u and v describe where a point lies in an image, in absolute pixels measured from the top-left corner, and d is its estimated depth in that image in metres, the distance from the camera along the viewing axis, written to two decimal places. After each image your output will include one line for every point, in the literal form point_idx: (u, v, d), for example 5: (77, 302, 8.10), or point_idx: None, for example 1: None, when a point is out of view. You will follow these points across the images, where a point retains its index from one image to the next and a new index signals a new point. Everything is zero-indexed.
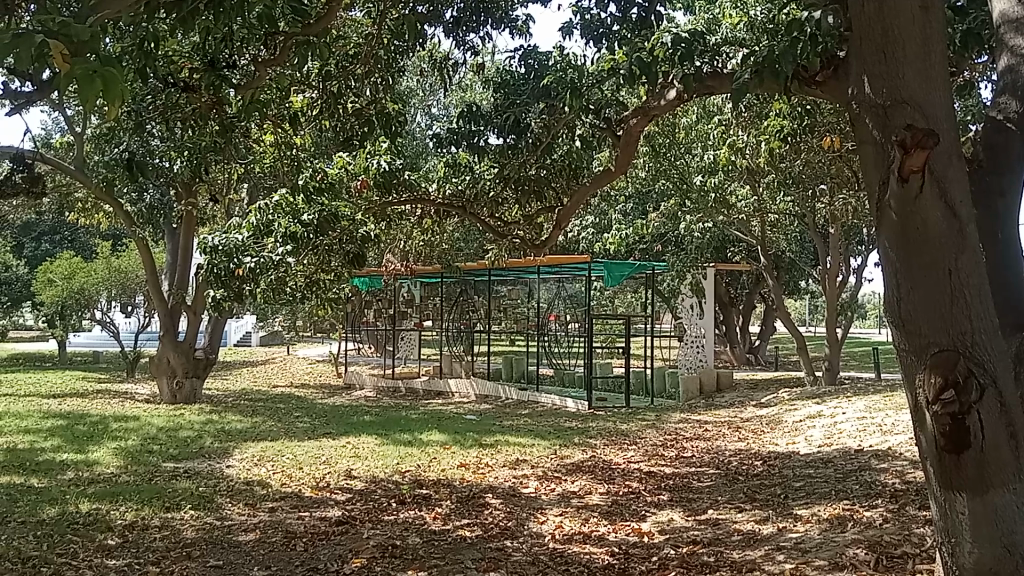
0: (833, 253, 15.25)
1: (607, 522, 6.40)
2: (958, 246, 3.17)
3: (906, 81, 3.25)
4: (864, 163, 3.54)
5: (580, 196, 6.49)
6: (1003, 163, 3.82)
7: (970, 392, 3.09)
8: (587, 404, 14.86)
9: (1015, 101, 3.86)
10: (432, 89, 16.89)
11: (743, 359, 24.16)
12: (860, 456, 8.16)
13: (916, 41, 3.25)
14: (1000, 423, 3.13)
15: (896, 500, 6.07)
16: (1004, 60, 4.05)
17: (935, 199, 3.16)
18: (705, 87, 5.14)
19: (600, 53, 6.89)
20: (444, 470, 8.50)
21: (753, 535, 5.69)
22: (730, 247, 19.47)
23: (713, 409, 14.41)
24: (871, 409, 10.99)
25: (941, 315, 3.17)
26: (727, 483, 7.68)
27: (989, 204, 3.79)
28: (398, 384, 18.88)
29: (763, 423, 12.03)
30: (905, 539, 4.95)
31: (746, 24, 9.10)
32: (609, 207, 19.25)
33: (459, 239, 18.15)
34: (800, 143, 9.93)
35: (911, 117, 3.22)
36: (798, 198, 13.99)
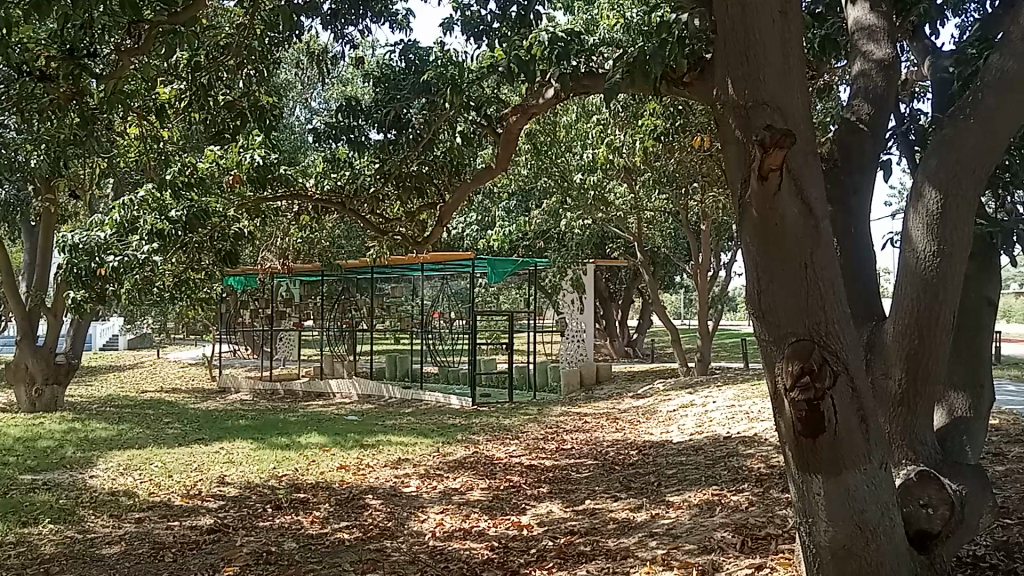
0: (705, 248, 15.85)
1: (487, 517, 6.42)
2: (812, 242, 3.31)
3: (767, 84, 3.37)
4: (728, 162, 3.66)
5: (462, 191, 6.44)
6: (855, 162, 4.12)
7: (824, 378, 3.24)
8: (470, 401, 14.89)
9: (868, 105, 4.27)
10: (310, 82, 16.53)
11: (621, 352, 24.85)
12: (728, 442, 8.50)
13: (775, 45, 3.37)
14: (851, 408, 3.29)
15: (760, 484, 6.34)
16: (858, 66, 4.47)
17: (791, 196, 3.27)
18: (580, 87, 5.23)
19: (481, 50, 6.91)
20: (323, 473, 8.34)
21: (628, 522, 5.84)
22: (609, 244, 19.95)
23: (593, 401, 14.69)
24: (739, 397, 11.47)
25: (800, 306, 3.31)
26: (605, 473, 7.84)
27: (843, 200, 4.04)
28: (275, 386, 18.43)
29: (640, 413, 12.36)
30: (769, 520, 5.18)
31: (622, 25, 9.28)
32: (491, 205, 19.35)
33: (338, 236, 17.85)
34: (672, 143, 10.25)
35: (770, 118, 3.35)
36: (672, 196, 14.44)
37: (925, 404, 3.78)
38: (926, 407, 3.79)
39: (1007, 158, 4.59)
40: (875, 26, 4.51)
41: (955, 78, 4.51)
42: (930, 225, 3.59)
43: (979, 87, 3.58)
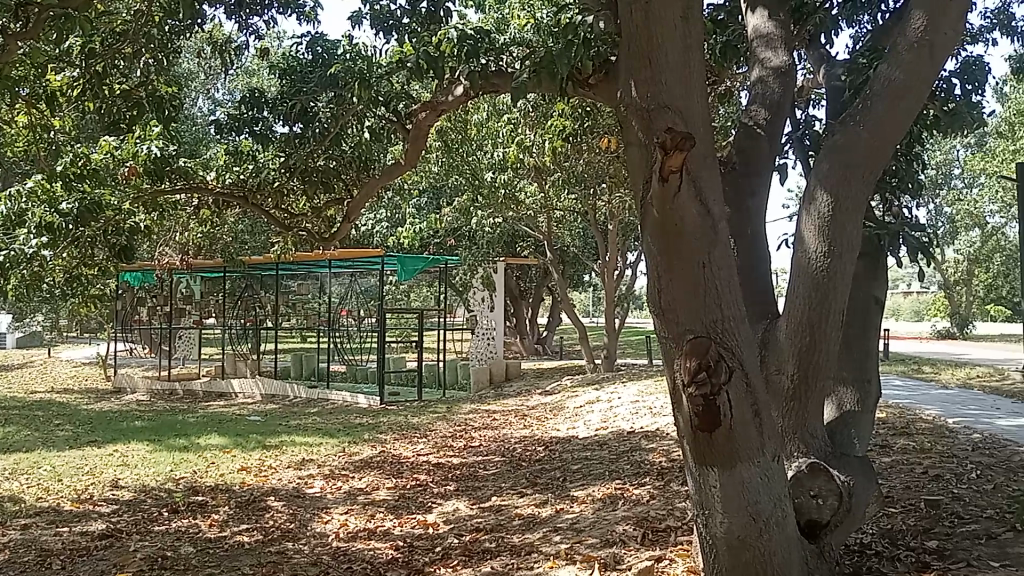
0: (612, 248, 16.12)
1: (392, 517, 6.38)
2: (710, 242, 3.39)
3: (668, 88, 3.43)
4: (631, 164, 3.72)
5: (369, 188, 6.34)
6: (752, 166, 4.26)
7: (720, 374, 3.33)
8: (378, 399, 14.76)
9: (764, 111, 4.42)
10: (214, 73, 16.05)
11: (531, 350, 25.04)
12: (632, 437, 8.68)
13: (677, 51, 3.41)
14: (745, 403, 3.38)
15: (661, 477, 6.49)
16: (756, 72, 4.62)
17: (690, 197, 3.34)
18: (489, 85, 5.24)
19: (390, 44, 6.84)
20: (223, 475, 8.13)
21: (533, 518, 5.90)
22: (520, 243, 20.07)
23: (501, 399, 14.76)
24: (644, 393, 11.72)
25: (698, 304, 3.38)
26: (511, 470, 7.89)
27: (741, 203, 4.18)
28: (174, 386, 17.84)
29: (547, 410, 12.50)
30: (669, 513, 5.30)
31: (532, 25, 9.33)
32: (401, 202, 19.20)
33: (242, 231, 17.40)
34: (580, 144, 10.35)
35: (671, 121, 3.40)
36: (581, 195, 14.63)
37: (816, 399, 3.92)
38: (816, 402, 3.93)
39: (893, 163, 4.82)
40: (772, 34, 4.66)
41: (847, 86, 4.71)
42: (821, 227, 3.73)
43: (867, 96, 3.74)
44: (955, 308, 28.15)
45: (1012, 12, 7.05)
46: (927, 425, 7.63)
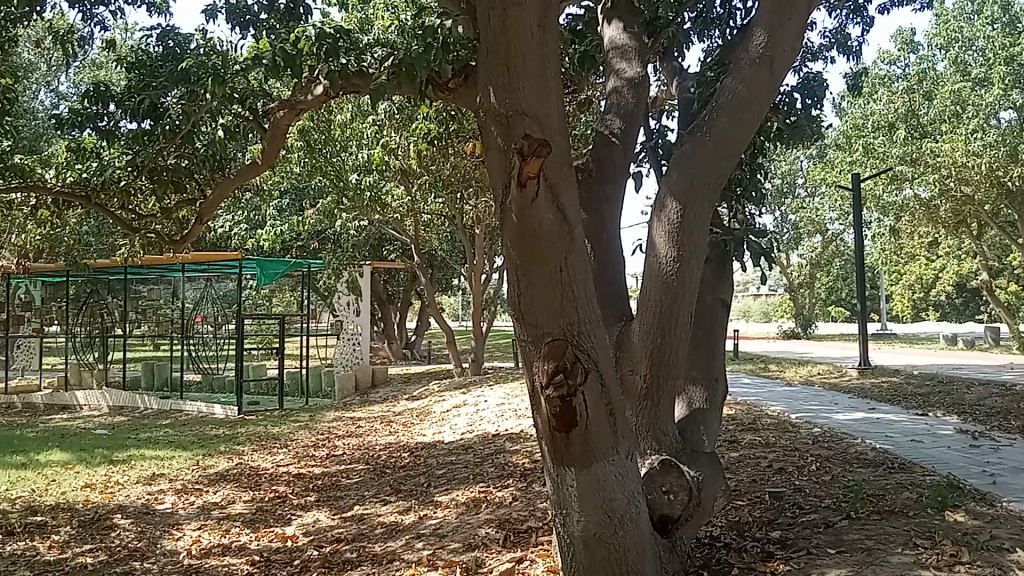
0: (479, 252, 16.20)
1: (249, 530, 6.17)
2: (568, 246, 3.39)
3: (525, 95, 3.40)
4: (490, 169, 3.69)
5: (223, 190, 6.11)
6: (607, 172, 4.37)
7: (576, 375, 3.34)
8: (237, 409, 14.24)
9: (619, 120, 4.56)
10: (56, 64, 15.04)
11: (399, 355, 24.81)
12: (496, 440, 8.74)
13: (534, 58, 3.41)
14: (601, 404, 3.42)
15: (523, 479, 6.57)
16: (612, 82, 4.76)
17: (548, 203, 3.31)
18: (350, 86, 5.16)
19: (248, 40, 6.62)
20: (64, 493, 7.62)
21: (395, 525, 5.84)
22: (386, 246, 19.86)
23: (366, 405, 14.55)
24: (509, 395, 11.84)
25: (555, 307, 3.39)
26: (374, 477, 7.79)
27: (597, 209, 4.28)
28: (11, 400, 16.61)
29: (413, 415, 12.43)
30: (530, 514, 5.37)
31: (396, 26, 9.25)
32: (262, 203, 18.60)
33: (88, 234, 16.40)
34: (445, 148, 10.33)
35: (529, 128, 3.39)
36: (448, 200, 14.62)
37: (667, 398, 4.04)
38: (667, 401, 4.06)
39: (738, 173, 5.07)
40: (627, 46, 4.83)
41: (696, 98, 4.92)
42: (671, 232, 3.87)
43: (713, 108, 3.91)
44: (801, 309, 29.88)
45: (848, 33, 7.55)
46: (773, 421, 8.06)
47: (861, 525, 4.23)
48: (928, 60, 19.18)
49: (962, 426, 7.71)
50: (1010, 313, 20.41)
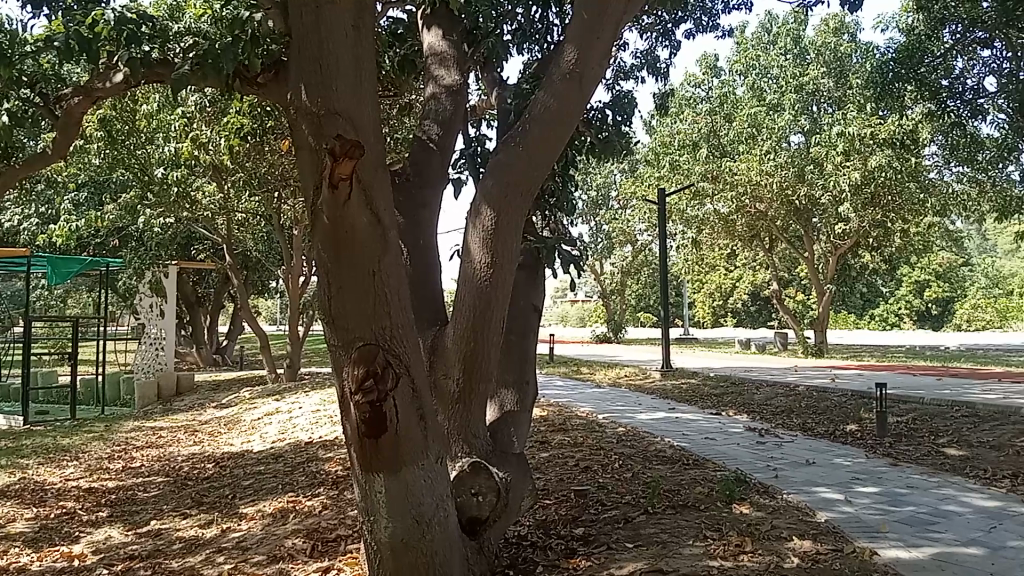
0: (296, 253, 15.73)
1: (31, 551, 5.67)
2: (380, 249, 3.30)
3: (338, 95, 3.30)
4: (300, 169, 3.53)
5: (5, 180, 5.57)
6: (424, 177, 4.38)
7: (387, 380, 3.26)
8: (22, 419, 13.03)
9: (437, 127, 4.59)
10: None
11: (209, 360, 23.62)
12: (308, 448, 8.52)
13: (348, 58, 3.33)
14: (411, 409, 3.36)
15: (334, 487, 6.44)
16: (431, 88, 4.79)
17: (360, 205, 3.21)
18: (153, 74, 4.88)
19: (39, 19, 6.10)
20: None
21: (196, 540, 5.56)
22: (196, 246, 18.88)
23: (170, 414, 13.75)
24: (324, 402, 11.57)
25: (365, 311, 3.28)
26: (175, 490, 7.38)
27: (413, 214, 4.27)
28: None
29: (221, 424, 11.87)
30: (340, 522, 5.27)
31: (207, 14, 8.81)
32: (56, 196, 17.16)
33: None
34: (260, 144, 9.96)
35: (342, 128, 3.28)
36: (264, 199, 14.10)
37: (478, 402, 4.06)
38: (478, 405, 4.08)
39: (551, 184, 5.24)
40: (445, 53, 4.87)
41: (512, 109, 5.03)
42: (487, 239, 3.91)
43: (528, 119, 3.99)
44: (613, 314, 31.24)
45: (657, 55, 7.98)
46: (582, 421, 8.35)
47: (658, 520, 4.47)
48: (729, 84, 20.54)
49: (750, 424, 8.33)
50: (795, 320, 22.32)
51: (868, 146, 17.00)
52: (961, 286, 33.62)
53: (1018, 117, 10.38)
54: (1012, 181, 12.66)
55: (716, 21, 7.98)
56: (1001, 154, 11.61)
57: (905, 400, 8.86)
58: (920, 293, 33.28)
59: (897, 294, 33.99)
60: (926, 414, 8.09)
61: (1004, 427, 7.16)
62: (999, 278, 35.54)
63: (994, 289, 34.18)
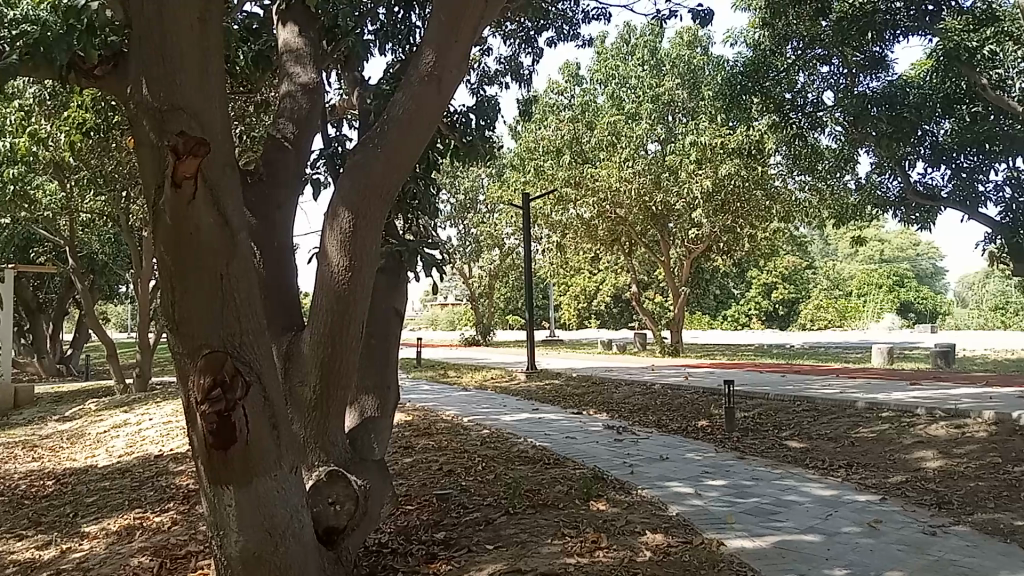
0: (147, 257, 15.00)
1: None
2: (229, 252, 3.17)
3: (182, 90, 3.16)
4: (141, 168, 3.35)
5: None
6: (278, 177, 4.28)
7: (236, 389, 3.14)
8: None
9: (292, 126, 4.49)
10: None
11: (51, 370, 22.13)
12: (158, 461, 8.14)
13: (193, 52, 3.18)
14: (262, 418, 3.26)
15: (185, 501, 6.17)
16: (286, 86, 4.68)
17: (206, 206, 3.07)
18: None
19: None
20: None
21: (31, 562, 5.20)
22: (35, 248, 17.67)
23: (6, 429, 12.79)
24: (177, 412, 11.08)
25: (213, 318, 3.15)
26: (9, 511, 6.87)
27: (267, 215, 4.15)
28: None
29: (63, 438, 11.16)
30: (190, 538, 5.05)
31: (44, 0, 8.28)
32: None
33: None
34: (105, 140, 9.44)
35: (186, 126, 3.13)
36: (111, 199, 13.36)
37: (336, 409, 3.98)
38: (336, 411, 4.00)
39: (413, 186, 5.22)
40: (302, 50, 4.76)
41: (371, 109, 4.98)
42: (343, 241, 3.82)
43: (385, 121, 3.94)
44: (480, 317, 31.45)
45: (520, 61, 8.08)
46: (446, 425, 8.35)
47: (518, 520, 4.52)
48: (590, 93, 20.95)
49: (609, 422, 8.55)
50: (654, 321, 23.10)
51: (719, 155, 17.91)
52: (805, 288, 35.72)
53: (851, 130, 11.13)
54: (847, 190, 13.53)
55: (578, 30, 8.15)
56: (837, 165, 12.42)
57: (751, 396, 9.33)
58: (768, 295, 35.16)
59: (746, 295, 35.79)
60: (770, 409, 8.55)
61: (840, 419, 7.65)
62: (837, 280, 38.02)
63: (833, 290, 36.52)
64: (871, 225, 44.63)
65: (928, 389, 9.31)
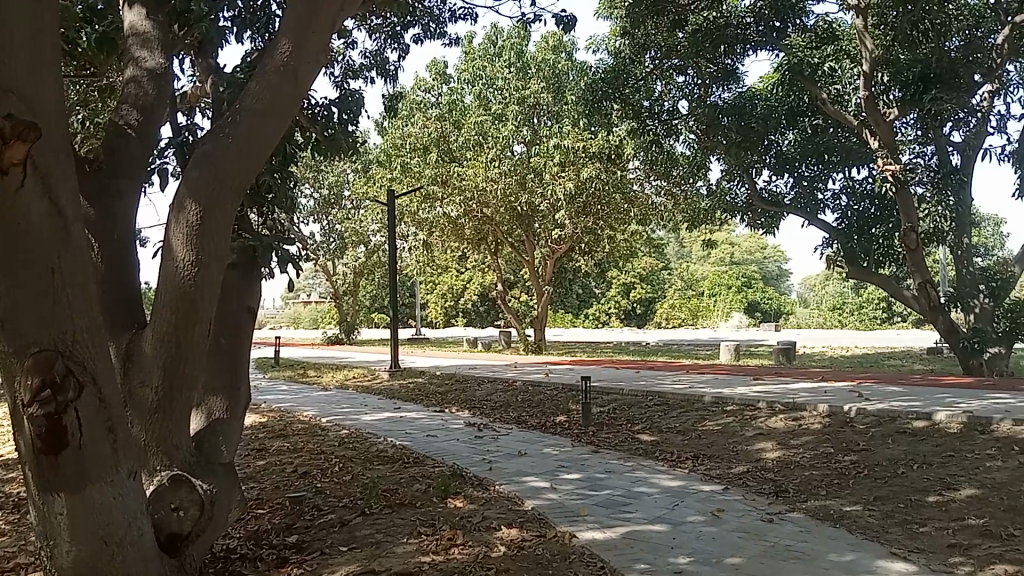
0: None
1: None
2: (62, 245, 2.98)
3: (13, 70, 2.91)
4: None
5: None
6: (119, 167, 4.06)
7: (67, 391, 2.96)
8: None
9: (136, 113, 4.27)
10: None
11: None
12: None
13: (26, 28, 2.94)
14: (97, 421, 3.09)
15: (16, 510, 5.77)
16: (130, 70, 4.45)
17: (36, 195, 2.86)
18: None
19: None
20: None
21: None
22: None
23: None
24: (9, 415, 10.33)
25: (43, 314, 2.94)
26: None
27: (107, 207, 3.93)
28: None
29: None
30: (19, 550, 4.73)
31: None
32: None
33: None
34: None
35: (14, 107, 2.90)
36: None
37: (180, 411, 3.82)
38: (180, 412, 3.84)
39: (269, 179, 5.07)
40: (150, 34, 4.54)
41: (224, 98, 4.81)
42: (189, 235, 3.66)
43: (237, 110, 3.80)
44: (344, 316, 30.90)
45: (386, 57, 7.99)
46: (303, 425, 8.18)
47: (373, 520, 4.48)
48: (457, 92, 20.86)
49: (470, 420, 8.60)
50: (518, 320, 23.38)
51: (581, 158, 18.33)
52: (661, 288, 37.14)
53: (704, 139, 12.14)
54: (699, 195, 14.16)
55: (444, 28, 8.14)
56: (690, 172, 13.02)
57: (607, 392, 9.61)
58: (626, 294, 36.36)
59: (607, 295, 36.85)
60: (625, 404, 8.84)
61: (689, 413, 8.00)
62: (691, 281, 39.70)
63: (688, 289, 38.16)
64: (723, 229, 46.76)
65: (770, 383, 9.88)
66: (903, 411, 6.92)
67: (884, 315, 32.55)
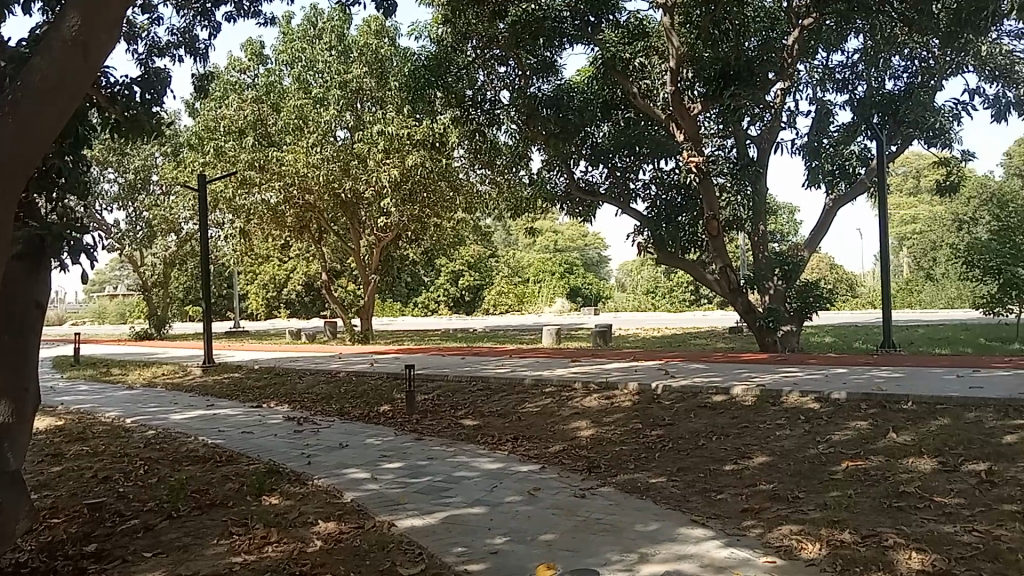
0: None
1: None
2: None
3: None
4: None
5: None
6: None
7: None
8: None
9: None
10: None
11: None
12: None
13: None
14: None
15: None
16: None
17: None
18: None
19: None
20: None
21: None
22: None
23: None
24: None
25: None
26: None
27: None
28: None
29: None
30: None
31: None
32: None
33: None
34: None
35: None
36: None
37: None
38: None
39: (59, 161, 4.76)
40: None
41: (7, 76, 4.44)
42: None
43: (18, 89, 3.47)
44: (155, 309, 29.20)
45: (195, 34, 7.62)
46: (105, 427, 7.69)
47: (181, 524, 4.30)
48: (274, 74, 20.01)
49: (289, 414, 8.39)
50: (343, 310, 23.01)
51: (405, 145, 18.20)
52: (488, 274, 37.67)
53: (524, 129, 12.44)
54: (520, 184, 14.46)
55: (258, 8, 7.86)
56: (514, 160, 13.36)
57: (430, 379, 9.66)
58: (455, 282, 37.03)
59: (435, 283, 36.95)
60: (447, 391, 8.92)
61: (510, 396, 8.19)
62: (517, 267, 40.42)
63: (514, 275, 38.87)
64: (547, 217, 47.84)
65: (586, 365, 10.28)
66: (705, 387, 7.40)
67: (693, 297, 34.60)
